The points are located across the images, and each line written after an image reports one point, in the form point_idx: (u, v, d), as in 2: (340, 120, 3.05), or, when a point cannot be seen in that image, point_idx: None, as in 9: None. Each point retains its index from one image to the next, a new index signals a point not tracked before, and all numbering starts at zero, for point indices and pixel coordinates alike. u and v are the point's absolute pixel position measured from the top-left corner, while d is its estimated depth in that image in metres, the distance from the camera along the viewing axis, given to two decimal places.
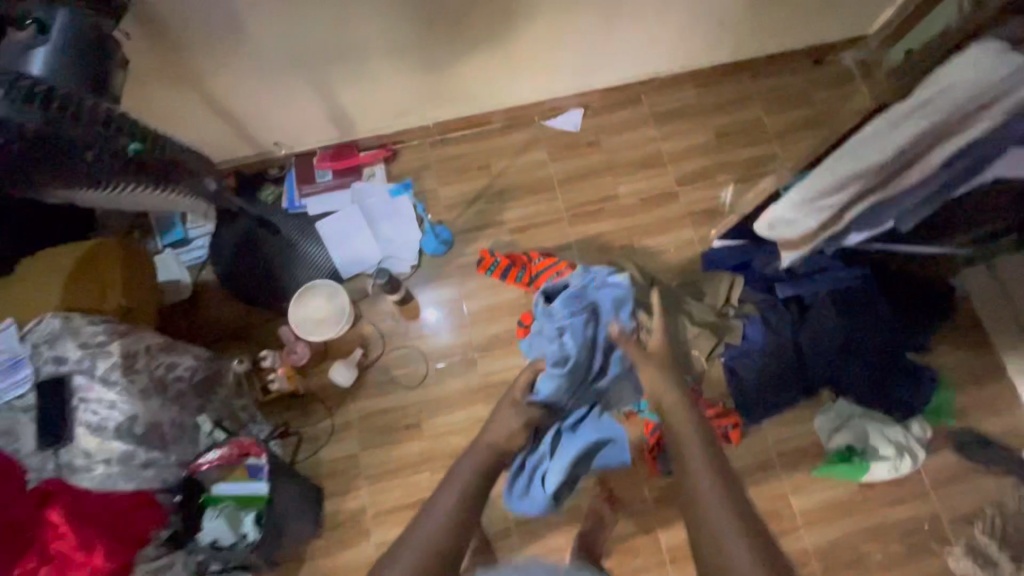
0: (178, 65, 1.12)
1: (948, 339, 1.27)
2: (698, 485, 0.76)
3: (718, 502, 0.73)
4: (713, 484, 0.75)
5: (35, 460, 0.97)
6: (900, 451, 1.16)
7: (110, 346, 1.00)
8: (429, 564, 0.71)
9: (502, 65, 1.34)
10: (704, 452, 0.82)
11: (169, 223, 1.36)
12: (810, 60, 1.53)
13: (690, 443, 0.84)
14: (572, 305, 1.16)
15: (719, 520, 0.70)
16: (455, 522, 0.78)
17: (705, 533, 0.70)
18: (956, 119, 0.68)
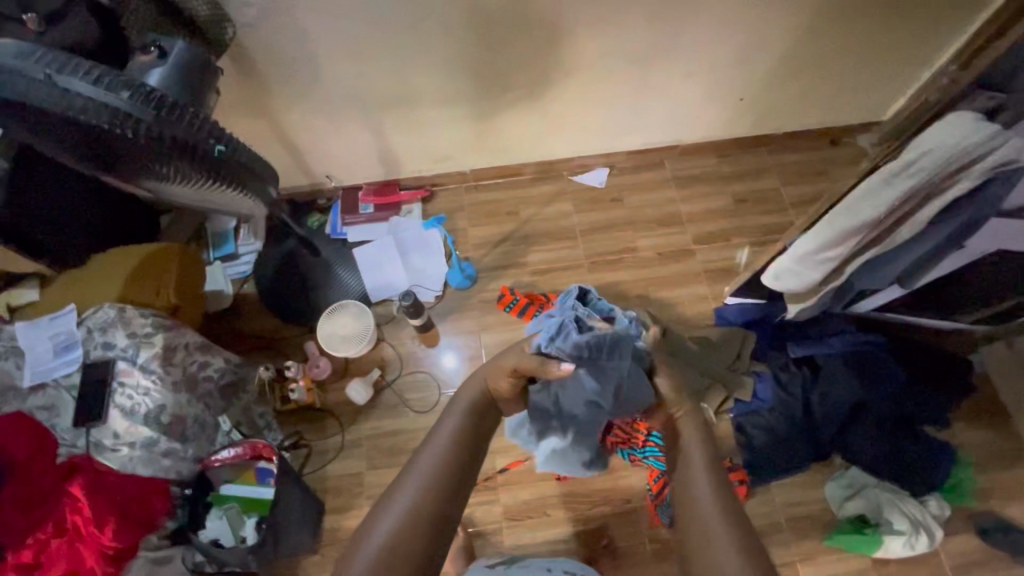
0: (257, 107, 1.27)
1: (965, 418, 1.31)
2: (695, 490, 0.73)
3: (714, 509, 0.70)
4: (708, 485, 0.73)
5: (69, 435, 1.07)
6: (916, 527, 1.18)
7: (154, 338, 1.11)
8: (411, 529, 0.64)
9: (539, 122, 1.44)
10: (708, 464, 0.76)
11: (223, 238, 1.49)
12: (827, 140, 1.63)
13: (694, 454, 0.78)
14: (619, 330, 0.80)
15: (713, 524, 0.68)
16: (454, 453, 0.73)
17: (698, 544, 0.67)
18: (938, 181, 0.73)
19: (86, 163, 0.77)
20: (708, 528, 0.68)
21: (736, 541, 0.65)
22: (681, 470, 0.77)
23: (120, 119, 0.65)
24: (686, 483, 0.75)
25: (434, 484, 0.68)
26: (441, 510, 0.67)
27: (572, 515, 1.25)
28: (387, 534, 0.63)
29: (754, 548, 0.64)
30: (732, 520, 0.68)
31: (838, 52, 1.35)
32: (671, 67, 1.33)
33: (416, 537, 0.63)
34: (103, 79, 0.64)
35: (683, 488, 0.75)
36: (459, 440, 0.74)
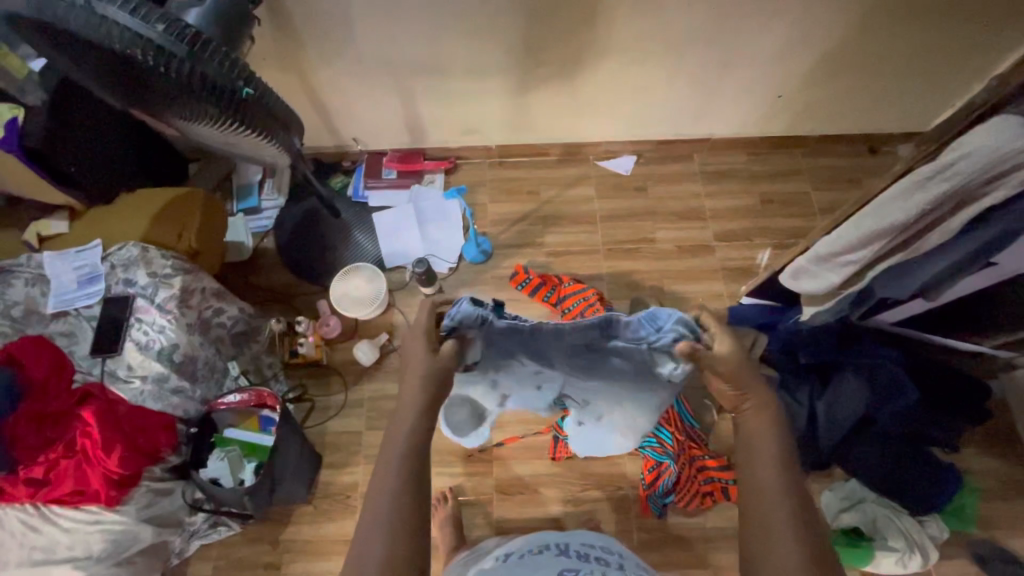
0: (290, 62, 1.28)
1: (975, 444, 1.28)
2: (761, 472, 0.64)
3: (782, 498, 0.61)
4: (779, 470, 0.64)
5: (86, 362, 1.11)
6: (911, 546, 1.16)
7: (173, 279, 1.13)
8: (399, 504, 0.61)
9: (569, 103, 1.43)
10: (778, 446, 0.66)
11: (248, 191, 1.51)
12: (866, 147, 1.58)
13: (765, 432, 0.68)
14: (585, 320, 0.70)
15: (784, 519, 0.60)
16: (419, 420, 0.67)
17: (758, 533, 0.60)
18: (973, 187, 0.70)
19: (121, 96, 0.79)
20: (768, 521, 0.60)
21: (801, 539, 0.58)
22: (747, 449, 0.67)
23: (154, 51, 0.66)
24: (752, 459, 0.66)
25: (407, 458, 0.64)
26: (418, 484, 0.63)
27: (562, 496, 1.26)
28: (382, 523, 0.60)
29: (821, 551, 0.58)
30: (797, 513, 0.60)
31: (888, 55, 1.30)
32: (709, 58, 1.29)
33: (407, 521, 0.60)
34: (140, 11, 0.65)
35: (747, 464, 0.66)
36: (420, 407, 0.67)
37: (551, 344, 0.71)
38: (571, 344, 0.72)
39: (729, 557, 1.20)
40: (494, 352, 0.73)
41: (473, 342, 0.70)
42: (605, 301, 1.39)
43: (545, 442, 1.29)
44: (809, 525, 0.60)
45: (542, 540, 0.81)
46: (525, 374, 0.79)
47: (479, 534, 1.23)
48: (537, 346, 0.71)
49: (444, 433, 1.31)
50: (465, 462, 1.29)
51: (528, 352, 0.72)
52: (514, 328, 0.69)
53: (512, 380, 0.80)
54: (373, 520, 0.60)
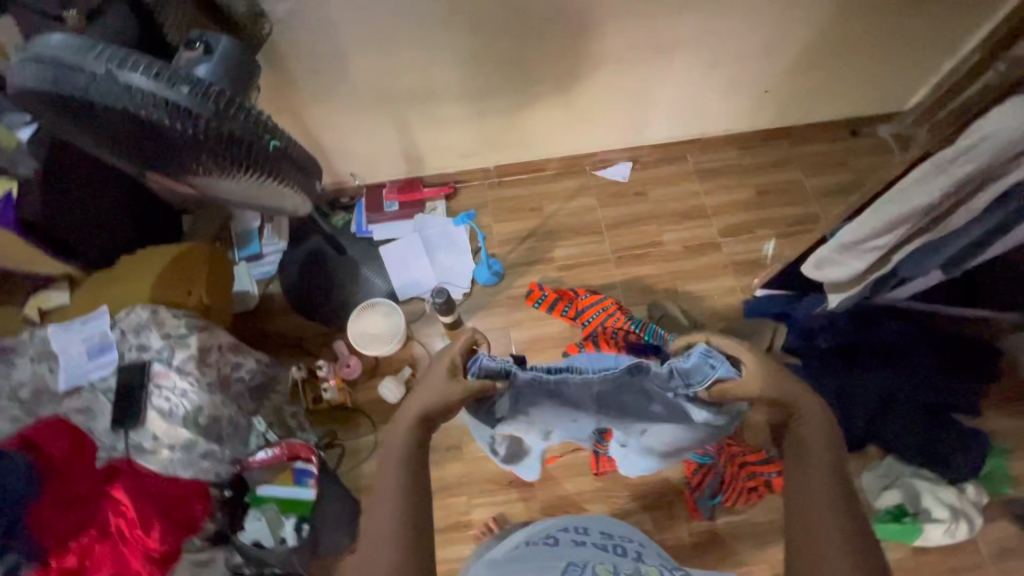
0: (284, 103, 1.26)
1: (998, 406, 1.31)
2: (808, 474, 0.65)
3: (826, 500, 0.62)
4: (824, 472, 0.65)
5: (107, 439, 1.05)
6: (956, 515, 1.17)
7: (189, 339, 1.10)
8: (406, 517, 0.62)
9: (565, 116, 1.44)
10: (829, 448, 0.67)
11: (248, 238, 1.48)
12: (849, 130, 1.63)
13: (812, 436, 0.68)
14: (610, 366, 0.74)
15: (826, 522, 0.61)
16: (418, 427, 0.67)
17: (803, 542, 0.61)
18: (997, 165, 0.73)
19: (137, 162, 0.77)
20: (815, 534, 0.61)
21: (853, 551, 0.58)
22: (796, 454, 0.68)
23: (180, 113, 0.64)
24: (803, 475, 0.65)
25: (413, 476, 0.65)
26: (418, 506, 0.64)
27: (608, 510, 1.24)
28: (391, 532, 0.61)
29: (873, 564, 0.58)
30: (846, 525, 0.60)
31: (866, 42, 1.35)
32: (697, 60, 1.32)
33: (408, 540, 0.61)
34: (163, 75, 0.64)
35: (797, 478, 0.66)
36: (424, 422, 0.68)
37: (576, 391, 0.74)
38: (596, 389, 0.74)
39: (781, 548, 1.21)
40: (525, 404, 0.75)
41: (501, 394, 0.73)
42: (625, 309, 1.38)
43: (584, 458, 1.28)
44: (857, 535, 0.60)
45: (562, 525, 0.84)
46: (564, 422, 0.81)
47: None
48: (561, 394, 0.74)
49: (482, 462, 1.29)
50: (506, 488, 1.27)
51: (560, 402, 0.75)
52: (539, 380, 0.71)
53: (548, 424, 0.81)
54: (379, 536, 0.61)
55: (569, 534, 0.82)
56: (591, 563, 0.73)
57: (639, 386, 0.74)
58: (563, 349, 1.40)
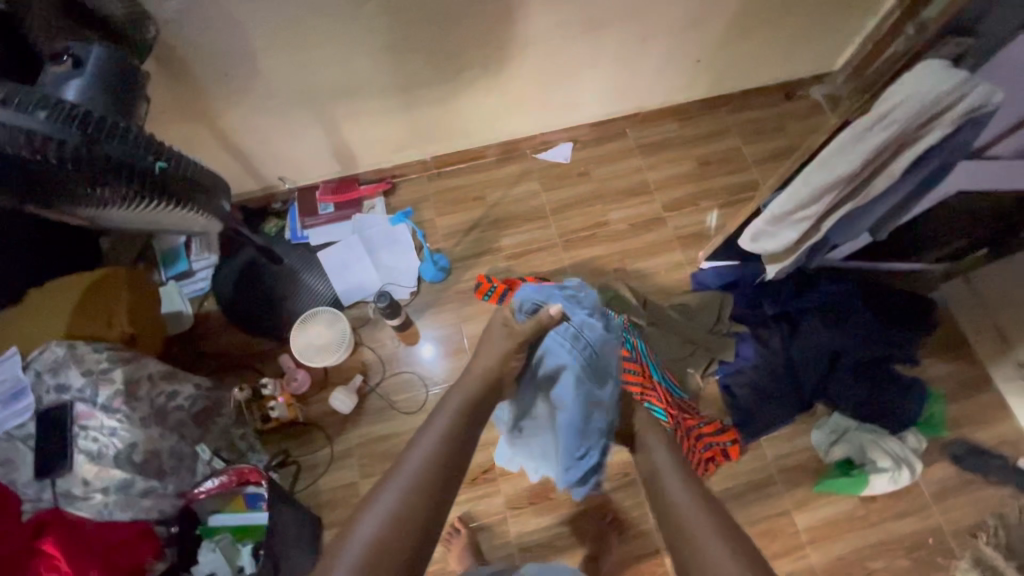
0: (192, 110, 1.17)
1: (935, 352, 1.36)
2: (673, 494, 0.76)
3: (691, 509, 0.73)
4: (685, 491, 0.76)
5: (32, 489, 0.97)
6: (898, 463, 1.22)
7: (113, 373, 1.03)
8: (399, 528, 0.60)
9: (497, 101, 1.39)
10: (677, 470, 0.80)
11: (173, 255, 1.39)
12: (783, 94, 1.64)
13: (663, 470, 0.80)
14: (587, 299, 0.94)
15: (700, 528, 0.69)
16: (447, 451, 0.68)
17: (687, 541, 0.69)
18: (912, 130, 0.74)
19: (3, 199, 0.69)
20: (692, 533, 0.69)
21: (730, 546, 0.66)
22: (658, 482, 0.79)
23: (38, 143, 0.58)
24: (664, 497, 0.76)
25: (441, 457, 0.67)
26: (439, 487, 0.65)
27: (573, 497, 1.25)
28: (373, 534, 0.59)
29: (747, 549, 0.66)
30: (709, 520, 0.70)
31: (792, 5, 1.34)
32: (627, 34, 1.29)
33: (407, 521, 0.61)
34: (14, 101, 0.57)
35: (669, 503, 0.75)
36: (457, 423, 0.72)
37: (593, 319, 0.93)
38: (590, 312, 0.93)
39: (739, 512, 1.25)
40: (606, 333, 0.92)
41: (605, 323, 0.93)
42: None
43: None
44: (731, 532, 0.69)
45: None
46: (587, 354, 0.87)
47: (499, 555, 1.21)
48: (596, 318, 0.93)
49: None
50: (469, 487, 1.25)
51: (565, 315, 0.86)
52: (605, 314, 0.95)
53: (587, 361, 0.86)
54: (374, 510, 0.61)
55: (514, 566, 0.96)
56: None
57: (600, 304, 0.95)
58: None
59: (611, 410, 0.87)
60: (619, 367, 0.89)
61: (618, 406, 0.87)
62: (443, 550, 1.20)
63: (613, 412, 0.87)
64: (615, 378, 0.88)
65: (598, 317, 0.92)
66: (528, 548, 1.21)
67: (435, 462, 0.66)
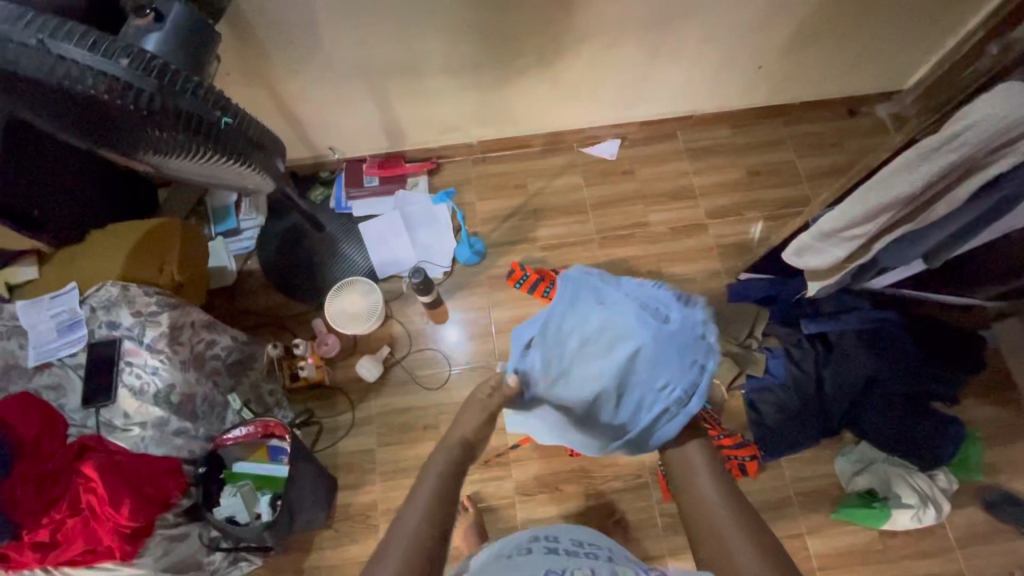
0: (255, 74, 1.21)
1: (978, 393, 1.30)
2: (702, 492, 0.69)
3: (721, 508, 0.66)
4: (715, 487, 0.69)
5: (79, 415, 1.05)
6: (925, 500, 1.18)
7: (160, 317, 1.09)
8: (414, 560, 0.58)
9: (549, 91, 1.39)
10: (712, 467, 0.72)
11: (224, 213, 1.45)
12: (845, 110, 1.58)
13: (698, 471, 0.72)
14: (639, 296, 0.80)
15: (732, 532, 0.62)
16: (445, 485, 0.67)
17: (711, 542, 0.63)
18: (981, 155, 0.71)
19: (78, 139, 0.74)
20: (720, 534, 0.63)
21: (764, 554, 0.59)
22: (686, 476, 0.72)
23: (121, 88, 0.62)
24: (694, 495, 0.69)
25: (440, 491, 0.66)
26: (446, 505, 0.65)
27: (583, 492, 1.25)
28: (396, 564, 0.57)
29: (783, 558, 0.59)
30: (747, 527, 0.63)
31: (866, 17, 1.28)
32: (689, 33, 1.27)
33: (427, 541, 0.60)
34: (100, 46, 0.61)
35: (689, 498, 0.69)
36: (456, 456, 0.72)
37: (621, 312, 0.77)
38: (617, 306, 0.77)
39: None
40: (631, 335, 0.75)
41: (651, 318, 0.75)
42: None
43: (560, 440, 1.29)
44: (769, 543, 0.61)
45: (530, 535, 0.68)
46: (594, 346, 0.78)
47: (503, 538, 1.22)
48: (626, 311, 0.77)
49: None
50: (481, 468, 1.27)
51: (594, 289, 0.80)
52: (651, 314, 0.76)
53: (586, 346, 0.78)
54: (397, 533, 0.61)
55: (540, 543, 0.66)
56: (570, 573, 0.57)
57: (649, 297, 0.78)
58: None
59: (650, 396, 0.75)
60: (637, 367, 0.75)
61: (670, 392, 0.74)
62: None
63: (656, 396, 0.74)
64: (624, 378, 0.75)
65: (643, 298, 0.78)
66: None
67: (443, 492, 0.66)
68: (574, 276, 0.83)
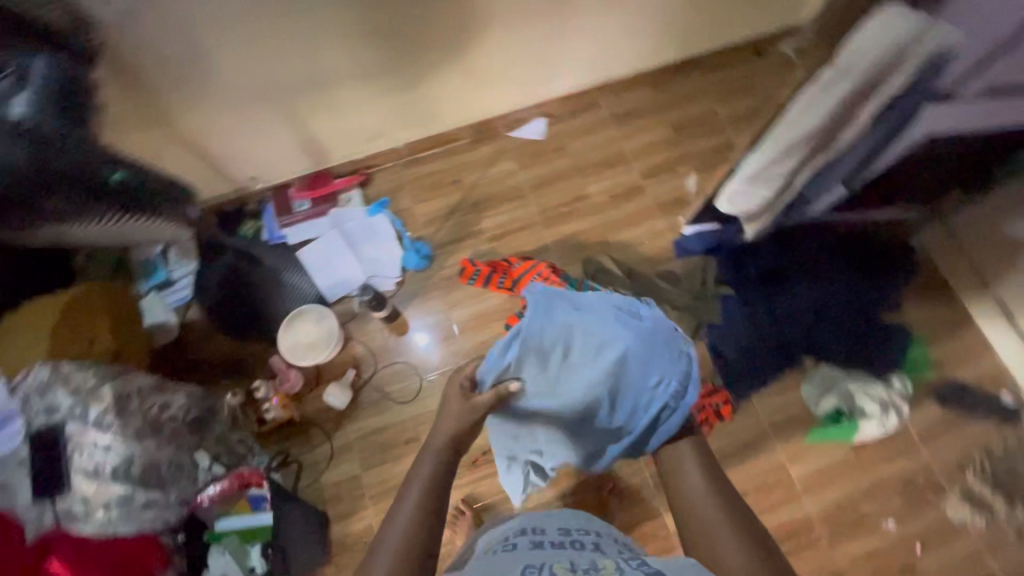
0: (151, 116, 1.14)
1: (916, 296, 1.38)
2: (690, 488, 0.71)
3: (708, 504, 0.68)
4: (704, 482, 0.71)
5: (32, 512, 0.94)
6: (884, 407, 1.26)
7: (102, 391, 1.01)
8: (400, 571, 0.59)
9: (465, 82, 1.37)
10: (701, 465, 0.74)
11: (153, 266, 1.38)
12: (753, 52, 1.62)
13: (687, 467, 0.74)
14: (609, 303, 0.81)
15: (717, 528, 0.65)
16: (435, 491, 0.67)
17: (699, 535, 0.65)
18: (875, 77, 0.75)
19: None
20: (708, 531, 0.65)
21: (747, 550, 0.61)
22: (674, 471, 0.74)
23: None
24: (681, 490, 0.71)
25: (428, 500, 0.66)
26: (436, 515, 0.65)
27: (573, 470, 1.27)
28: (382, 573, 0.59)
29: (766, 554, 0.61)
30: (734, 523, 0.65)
31: None
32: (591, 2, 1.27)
33: (416, 553, 0.61)
34: None
35: (681, 498, 0.71)
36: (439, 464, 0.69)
37: (600, 323, 0.78)
38: (594, 318, 0.79)
39: (736, 468, 1.29)
40: (614, 343, 0.77)
41: (633, 322, 0.78)
42: (559, 269, 1.36)
43: None
44: (753, 536, 0.63)
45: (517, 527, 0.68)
46: (579, 358, 0.78)
47: None
48: (601, 321, 0.78)
49: None
50: (471, 469, 1.27)
51: (566, 299, 0.79)
52: (629, 322, 0.78)
53: (571, 360, 0.78)
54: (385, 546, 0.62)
55: (527, 537, 0.65)
56: (549, 562, 0.57)
57: (618, 303, 0.81)
58: (506, 320, 1.38)
59: (646, 395, 0.77)
60: (631, 375, 0.77)
61: (664, 389, 0.76)
62: (450, 532, 1.22)
63: (650, 397, 0.77)
64: (619, 384, 0.78)
65: (614, 307, 0.80)
66: None
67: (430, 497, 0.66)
68: (541, 291, 0.80)
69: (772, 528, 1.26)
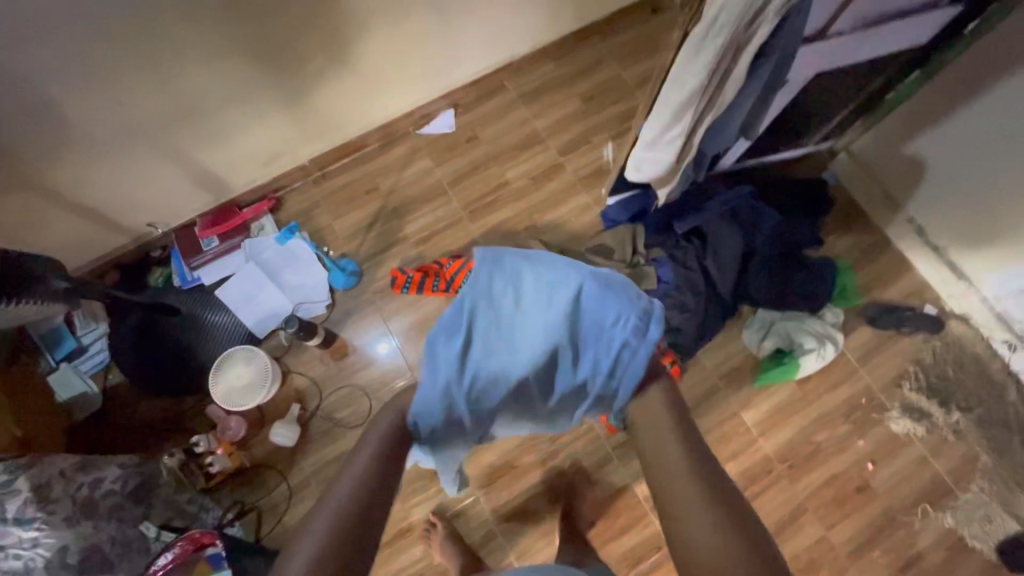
0: (13, 177, 1.04)
1: (837, 228, 1.43)
2: (668, 457, 0.70)
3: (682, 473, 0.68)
4: (684, 453, 0.70)
5: None
6: (821, 339, 1.31)
7: (16, 483, 0.91)
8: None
9: (358, 86, 1.30)
10: (680, 438, 0.72)
11: (58, 335, 1.26)
12: (649, 10, 1.61)
13: (668, 437, 0.72)
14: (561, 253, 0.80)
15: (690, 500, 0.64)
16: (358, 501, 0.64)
17: (673, 508, 0.65)
18: (742, 30, 0.74)
19: None
20: (678, 509, 0.64)
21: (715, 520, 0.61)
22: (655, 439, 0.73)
23: None
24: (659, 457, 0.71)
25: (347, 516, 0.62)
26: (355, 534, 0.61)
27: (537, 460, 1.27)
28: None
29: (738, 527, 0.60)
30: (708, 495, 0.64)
31: None
32: None
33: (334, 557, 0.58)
34: None
35: (660, 474, 0.70)
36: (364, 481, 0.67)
37: (555, 272, 0.77)
38: (548, 266, 0.77)
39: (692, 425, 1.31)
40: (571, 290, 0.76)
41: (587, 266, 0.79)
42: None
43: None
44: (727, 508, 0.62)
45: None
46: (537, 310, 0.75)
47: (481, 534, 1.23)
48: (555, 269, 0.77)
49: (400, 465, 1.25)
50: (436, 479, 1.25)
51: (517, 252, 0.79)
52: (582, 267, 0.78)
53: (529, 312, 0.75)
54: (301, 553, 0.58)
55: None
56: None
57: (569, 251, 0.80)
58: None
59: (605, 337, 0.77)
60: (589, 319, 0.77)
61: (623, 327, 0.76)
62: (425, 546, 1.21)
63: (609, 339, 0.77)
64: (578, 330, 0.76)
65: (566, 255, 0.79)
66: (507, 519, 1.23)
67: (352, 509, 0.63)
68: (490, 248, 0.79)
69: (735, 475, 1.29)
